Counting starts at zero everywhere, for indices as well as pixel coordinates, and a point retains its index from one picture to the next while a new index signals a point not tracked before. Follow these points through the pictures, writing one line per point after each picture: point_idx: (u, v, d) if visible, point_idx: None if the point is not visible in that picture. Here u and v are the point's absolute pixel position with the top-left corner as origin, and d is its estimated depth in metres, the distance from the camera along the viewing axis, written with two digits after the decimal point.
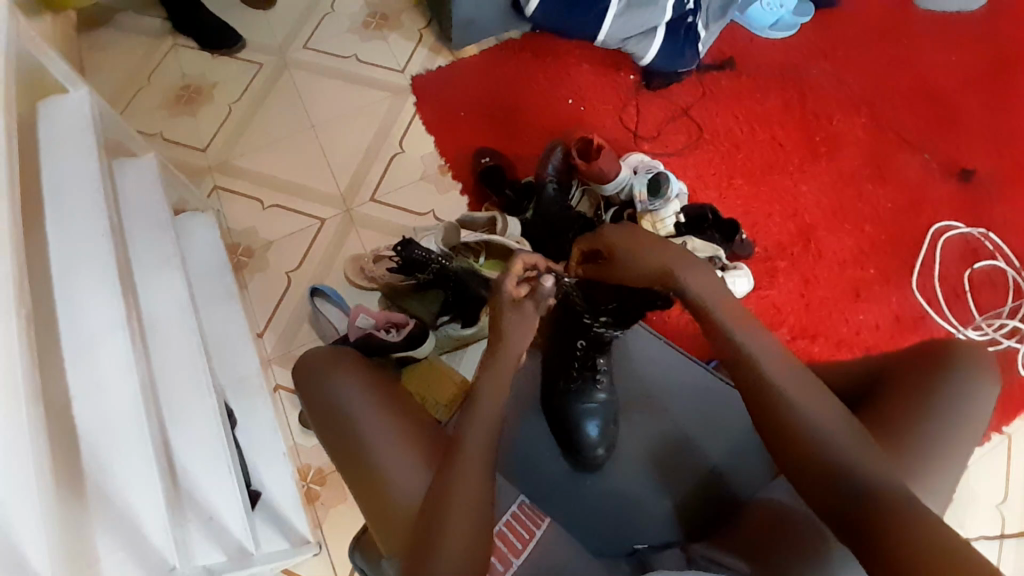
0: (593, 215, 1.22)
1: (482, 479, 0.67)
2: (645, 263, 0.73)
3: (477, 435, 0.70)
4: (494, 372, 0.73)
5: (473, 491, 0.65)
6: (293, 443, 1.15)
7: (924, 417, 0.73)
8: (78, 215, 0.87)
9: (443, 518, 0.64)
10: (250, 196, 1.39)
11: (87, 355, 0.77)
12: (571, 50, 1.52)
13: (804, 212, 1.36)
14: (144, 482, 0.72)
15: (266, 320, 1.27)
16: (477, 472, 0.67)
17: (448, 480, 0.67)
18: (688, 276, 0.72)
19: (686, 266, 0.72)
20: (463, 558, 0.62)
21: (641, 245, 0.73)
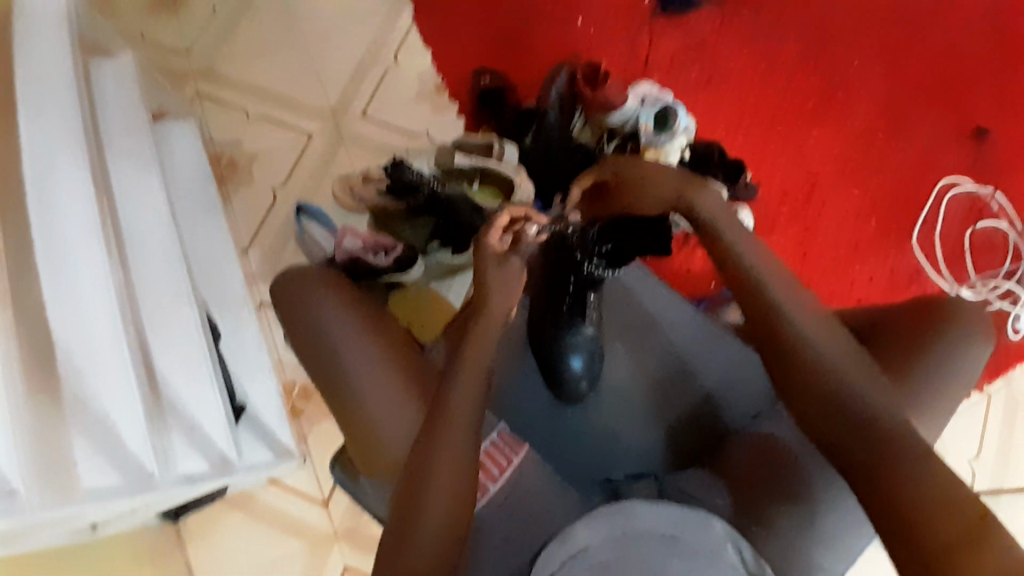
0: (595, 145, 1.15)
1: (468, 438, 0.65)
2: (654, 189, 0.74)
3: (465, 392, 0.67)
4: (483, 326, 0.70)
5: (459, 452, 0.63)
6: (278, 359, 1.15)
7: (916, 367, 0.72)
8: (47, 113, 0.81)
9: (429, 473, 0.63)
10: (235, 105, 1.32)
11: (64, 263, 0.74)
12: None
13: (811, 158, 1.32)
14: (121, 391, 0.72)
15: (252, 237, 1.24)
16: (463, 431, 0.65)
17: (434, 439, 0.64)
18: (696, 201, 0.73)
19: (697, 191, 0.73)
20: (446, 521, 0.62)
21: (647, 174, 0.76)
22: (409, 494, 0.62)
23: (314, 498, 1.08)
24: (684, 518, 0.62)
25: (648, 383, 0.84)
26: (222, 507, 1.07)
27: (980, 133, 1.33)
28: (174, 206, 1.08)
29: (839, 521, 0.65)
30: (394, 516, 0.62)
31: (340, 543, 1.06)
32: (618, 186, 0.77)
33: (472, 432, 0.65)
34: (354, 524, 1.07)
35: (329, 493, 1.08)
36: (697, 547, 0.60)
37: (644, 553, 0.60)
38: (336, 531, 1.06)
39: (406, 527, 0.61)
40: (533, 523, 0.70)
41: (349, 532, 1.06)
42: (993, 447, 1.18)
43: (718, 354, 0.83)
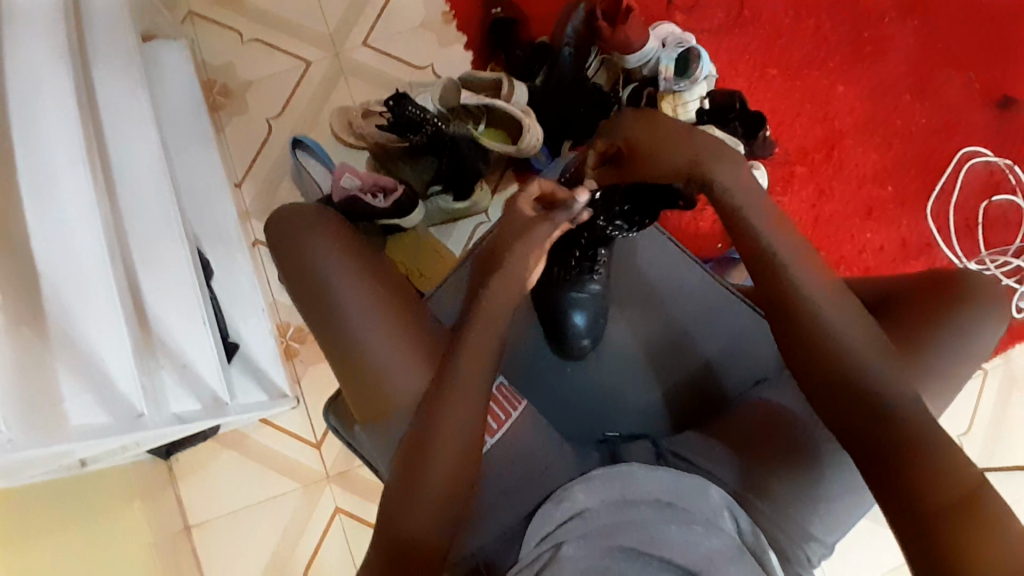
0: (610, 89, 1.12)
1: (475, 407, 0.67)
2: (671, 161, 0.67)
3: (474, 360, 0.68)
4: (498, 296, 0.70)
5: (467, 421, 0.65)
6: (272, 299, 1.13)
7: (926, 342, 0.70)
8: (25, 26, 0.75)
9: (440, 431, 0.65)
10: (228, 27, 1.24)
11: (47, 192, 0.70)
12: None
13: (834, 116, 1.26)
14: (112, 330, 0.70)
15: (245, 170, 1.19)
16: (472, 401, 0.67)
17: (442, 407, 0.66)
18: (718, 171, 0.66)
19: (719, 160, 0.66)
20: (452, 478, 0.64)
21: (663, 143, 0.68)
22: (416, 458, 0.64)
23: (308, 440, 1.08)
24: (683, 486, 0.64)
25: (651, 344, 0.82)
26: (215, 444, 1.07)
27: (1011, 98, 1.26)
28: (164, 134, 1.02)
29: (829, 496, 0.65)
30: (398, 476, 0.65)
31: (332, 485, 1.07)
32: (633, 154, 0.70)
33: (480, 401, 0.67)
34: (346, 467, 1.07)
35: (322, 436, 1.08)
36: (694, 513, 0.61)
37: (640, 516, 0.60)
38: (328, 473, 1.07)
39: (411, 490, 0.63)
40: (532, 480, 0.70)
41: (341, 474, 1.07)
42: (985, 422, 1.19)
43: (723, 320, 0.81)
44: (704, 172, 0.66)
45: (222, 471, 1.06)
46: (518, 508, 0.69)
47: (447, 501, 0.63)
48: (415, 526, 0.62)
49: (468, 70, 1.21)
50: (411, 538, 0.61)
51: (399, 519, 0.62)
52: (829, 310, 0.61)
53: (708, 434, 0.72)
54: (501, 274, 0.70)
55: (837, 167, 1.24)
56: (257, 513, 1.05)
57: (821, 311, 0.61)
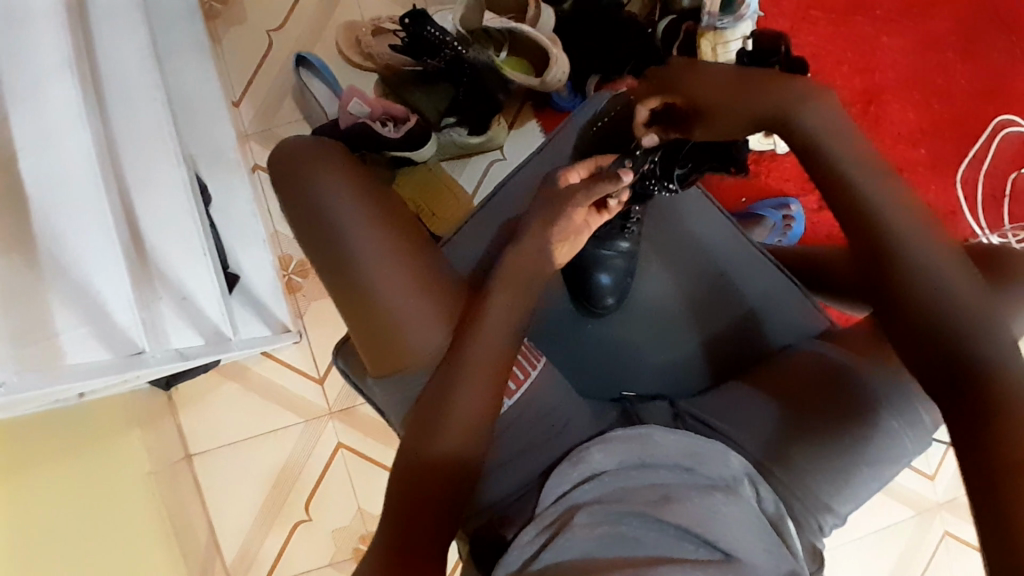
0: (645, 18, 1.03)
1: (502, 350, 0.67)
2: (742, 116, 0.62)
3: (503, 305, 0.68)
4: (532, 244, 0.69)
5: (493, 362, 0.65)
6: (274, 230, 1.08)
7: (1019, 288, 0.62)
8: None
9: (459, 380, 0.65)
10: None
11: (30, 98, 0.63)
12: None
13: (878, 68, 1.18)
14: (103, 257, 0.66)
15: (244, 88, 1.10)
16: (500, 343, 0.67)
17: (467, 345, 0.66)
18: (806, 117, 0.60)
19: (803, 105, 0.60)
20: (469, 426, 0.64)
21: (736, 90, 0.62)
22: (440, 394, 0.64)
23: (311, 376, 1.06)
24: (706, 450, 0.63)
25: (679, 302, 0.79)
26: (217, 376, 1.05)
27: None
28: (157, 40, 0.93)
29: (848, 473, 0.65)
30: (419, 409, 0.65)
31: (335, 422, 1.06)
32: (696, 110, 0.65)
33: (508, 347, 0.67)
34: (349, 405, 1.07)
35: (325, 373, 1.06)
36: (715, 478, 0.61)
37: (658, 481, 0.60)
38: (331, 410, 1.06)
39: (431, 424, 0.64)
40: (550, 437, 0.69)
41: (344, 411, 1.06)
42: None
43: (755, 277, 0.79)
44: (788, 119, 0.60)
45: (223, 402, 1.05)
46: (533, 464, 0.68)
47: (468, 438, 0.64)
48: (436, 457, 0.63)
49: None
50: (429, 468, 0.63)
51: (420, 451, 0.63)
52: (927, 268, 0.56)
53: (735, 398, 0.70)
54: (534, 225, 0.70)
55: (873, 123, 1.18)
56: (259, 445, 1.05)
57: (890, 267, 0.56)
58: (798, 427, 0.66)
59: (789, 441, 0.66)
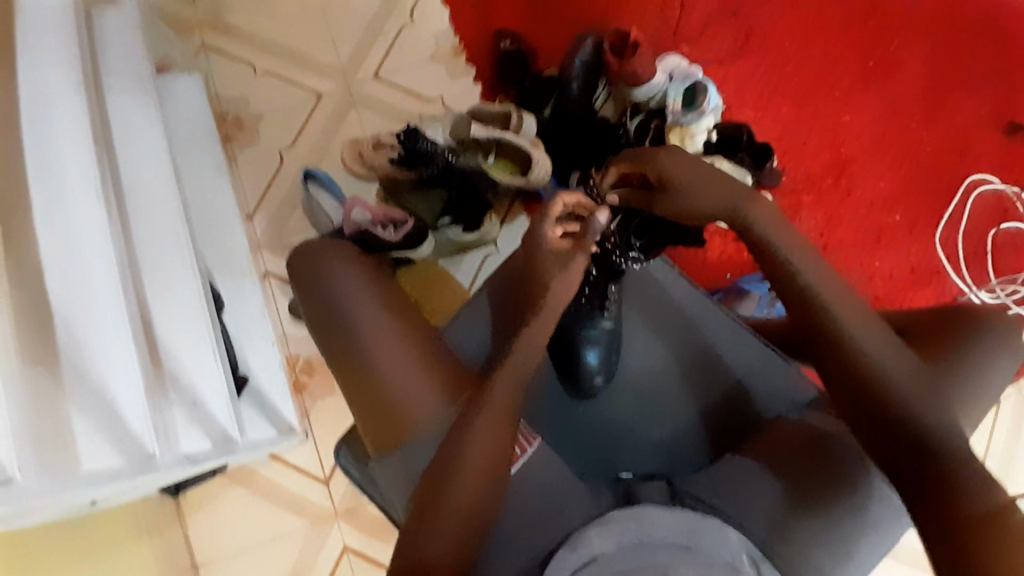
0: (618, 120, 1.11)
1: (502, 436, 0.70)
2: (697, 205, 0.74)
3: (504, 391, 0.72)
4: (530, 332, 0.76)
5: (495, 430, 0.70)
6: (282, 330, 1.13)
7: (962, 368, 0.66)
8: (41, 62, 0.77)
9: (464, 448, 0.68)
10: (242, 60, 1.26)
11: (61, 223, 0.71)
12: None
13: (842, 143, 1.26)
14: (124, 366, 0.70)
15: (257, 202, 1.20)
16: (502, 427, 0.70)
17: (469, 430, 0.69)
18: (755, 213, 0.71)
19: (752, 204, 0.71)
20: (476, 496, 0.67)
21: (702, 179, 0.73)
22: (446, 464, 0.68)
23: (315, 476, 1.07)
24: (700, 528, 0.63)
25: (667, 377, 0.81)
26: (225, 480, 1.06)
27: (1016, 125, 1.26)
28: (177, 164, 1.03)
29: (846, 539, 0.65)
30: (427, 482, 0.68)
31: (340, 522, 1.06)
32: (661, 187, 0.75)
33: (509, 431, 0.71)
34: (355, 503, 1.07)
35: (330, 472, 1.07)
36: (714, 559, 0.61)
37: (653, 562, 0.60)
38: (336, 509, 1.06)
39: (433, 509, 0.66)
40: (550, 518, 0.70)
41: (349, 510, 1.07)
42: (999, 454, 1.16)
43: (739, 346, 0.81)
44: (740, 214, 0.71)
45: (229, 507, 1.06)
46: (534, 550, 0.68)
47: (469, 523, 0.66)
48: (446, 527, 0.65)
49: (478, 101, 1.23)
50: (441, 540, 0.64)
51: (429, 525, 0.65)
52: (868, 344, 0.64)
53: (729, 470, 0.71)
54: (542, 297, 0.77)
55: (847, 195, 1.24)
56: (264, 550, 1.04)
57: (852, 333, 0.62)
58: (801, 498, 0.66)
59: (785, 513, 0.66)
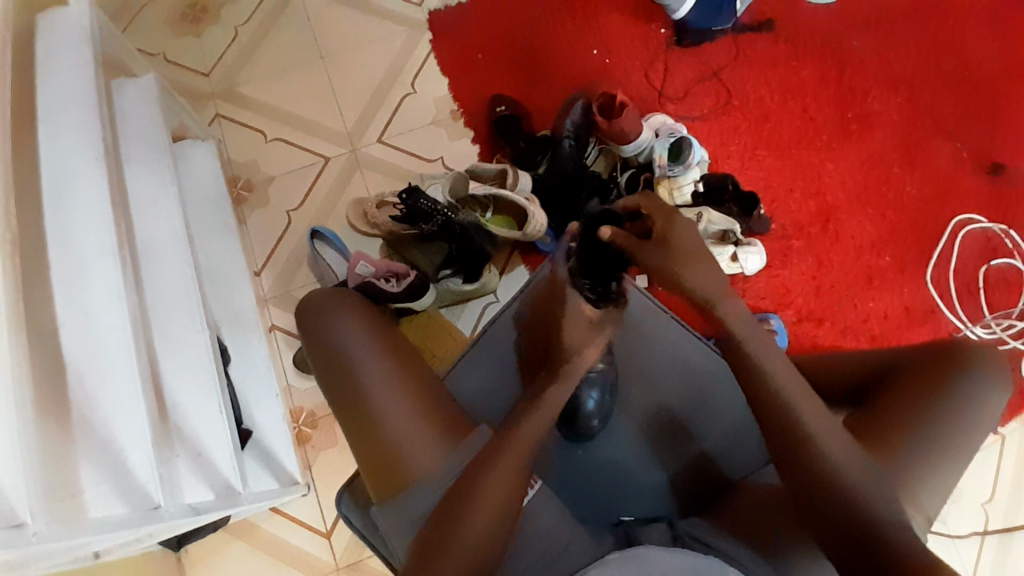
0: (609, 175, 1.19)
1: (517, 478, 0.71)
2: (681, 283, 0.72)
3: (525, 436, 0.72)
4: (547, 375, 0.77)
5: (507, 476, 0.70)
6: (286, 383, 1.15)
7: (923, 424, 0.70)
8: (64, 136, 0.83)
9: (475, 495, 0.69)
10: (254, 127, 1.34)
11: (78, 283, 0.75)
12: None
13: (825, 191, 1.31)
14: (132, 416, 0.72)
15: (265, 259, 1.24)
16: (516, 470, 0.71)
17: (484, 472, 0.70)
18: (727, 308, 0.72)
19: (732, 301, 0.72)
20: (485, 543, 0.67)
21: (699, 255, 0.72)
22: (455, 512, 0.69)
23: (317, 530, 1.07)
24: (699, 564, 0.63)
25: (664, 419, 0.82)
26: (226, 534, 1.06)
27: (995, 168, 1.30)
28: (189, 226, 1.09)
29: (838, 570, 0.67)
30: (434, 530, 0.69)
31: None
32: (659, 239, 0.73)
33: (522, 473, 0.71)
34: (356, 558, 1.06)
35: (332, 525, 1.07)
36: None
37: None
38: (338, 565, 1.05)
39: (442, 546, 0.67)
40: (552, 561, 0.71)
41: (351, 565, 1.05)
42: (1006, 493, 1.14)
43: (733, 385, 0.83)
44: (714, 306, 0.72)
45: (229, 563, 1.05)
46: None
47: (477, 561, 0.67)
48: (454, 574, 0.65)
49: (476, 161, 1.29)
50: None
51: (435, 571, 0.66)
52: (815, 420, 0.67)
53: (742, 504, 0.73)
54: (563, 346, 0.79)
55: (831, 239, 1.28)
56: None
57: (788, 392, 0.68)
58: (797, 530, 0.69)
59: (787, 542, 0.69)
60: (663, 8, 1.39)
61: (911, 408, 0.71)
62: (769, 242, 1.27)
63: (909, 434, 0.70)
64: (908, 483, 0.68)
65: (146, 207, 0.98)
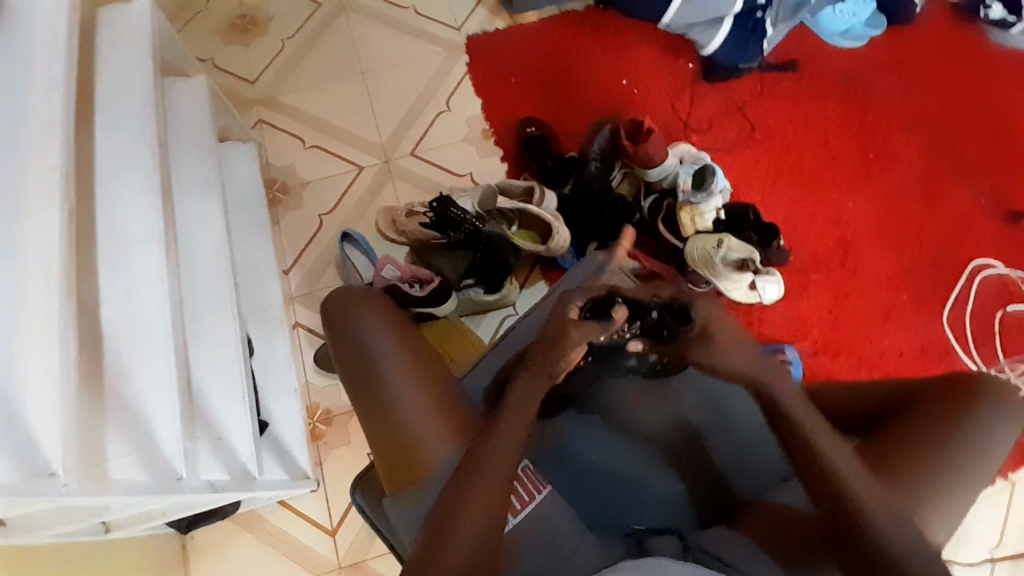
0: (633, 199, 1.23)
1: (504, 481, 0.71)
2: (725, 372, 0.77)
3: (510, 441, 0.73)
4: (531, 381, 0.79)
5: (495, 483, 0.70)
6: (305, 379, 1.17)
7: (946, 445, 0.71)
8: (118, 126, 0.88)
9: (464, 498, 0.69)
10: (294, 134, 1.39)
11: (120, 263, 0.78)
12: (632, 30, 1.47)
13: (844, 226, 1.33)
14: (162, 390, 0.74)
15: (294, 258, 1.28)
16: (503, 476, 0.71)
17: (475, 474, 0.71)
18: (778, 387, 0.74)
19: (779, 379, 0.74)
20: (472, 546, 0.67)
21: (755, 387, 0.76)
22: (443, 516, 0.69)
23: (322, 527, 1.08)
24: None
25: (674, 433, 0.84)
26: (234, 524, 1.07)
27: (1014, 215, 1.32)
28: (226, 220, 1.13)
29: None
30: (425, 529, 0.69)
31: None
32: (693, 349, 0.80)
33: (509, 479, 0.71)
34: (359, 558, 1.06)
35: (338, 523, 1.08)
36: None
37: None
38: (340, 564, 1.06)
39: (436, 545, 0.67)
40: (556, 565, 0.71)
41: (354, 565, 1.06)
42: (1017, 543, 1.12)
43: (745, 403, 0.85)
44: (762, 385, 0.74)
45: (233, 554, 1.06)
46: None
47: (472, 561, 0.66)
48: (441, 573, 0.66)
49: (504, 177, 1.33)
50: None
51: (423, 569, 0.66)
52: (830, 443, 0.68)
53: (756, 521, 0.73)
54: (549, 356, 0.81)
55: (851, 271, 1.29)
56: None
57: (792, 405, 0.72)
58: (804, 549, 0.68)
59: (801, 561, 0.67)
60: (692, 44, 1.44)
61: (922, 437, 0.72)
62: (786, 275, 1.29)
63: (923, 460, 0.70)
64: (930, 504, 0.68)
65: (188, 199, 1.02)
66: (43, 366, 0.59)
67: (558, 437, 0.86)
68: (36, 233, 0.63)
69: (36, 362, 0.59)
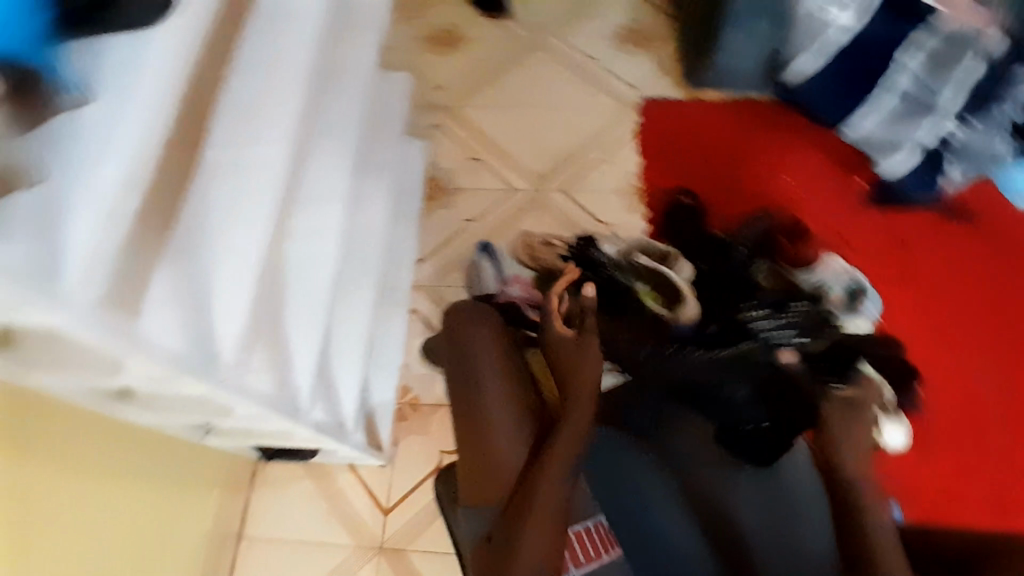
0: (779, 292, 1.13)
1: (554, 526, 0.76)
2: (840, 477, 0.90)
3: (550, 487, 0.77)
4: (567, 433, 0.81)
5: (538, 525, 0.75)
6: (405, 362, 1.23)
7: None
8: None
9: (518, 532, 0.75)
10: (462, 142, 1.49)
11: None
12: (810, 131, 1.45)
13: (983, 396, 1.24)
14: (309, 325, 0.75)
15: (432, 250, 1.37)
16: (546, 523, 0.75)
17: (525, 512, 0.76)
18: (875, 523, 0.84)
19: (877, 518, 0.85)
20: None
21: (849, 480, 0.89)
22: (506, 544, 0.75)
23: (378, 503, 1.12)
24: None
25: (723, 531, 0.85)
26: (304, 471, 1.14)
27: None
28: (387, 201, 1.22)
29: None
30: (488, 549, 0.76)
31: (381, 556, 1.08)
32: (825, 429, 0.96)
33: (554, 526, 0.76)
34: (402, 545, 1.09)
35: (392, 504, 1.11)
36: None
37: None
38: (383, 543, 1.09)
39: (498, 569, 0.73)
40: None
41: (395, 550, 1.08)
42: None
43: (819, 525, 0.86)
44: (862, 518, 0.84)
45: (293, 499, 1.12)
46: None
47: None
48: None
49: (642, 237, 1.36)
50: None
51: None
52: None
53: None
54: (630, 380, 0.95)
55: (973, 447, 1.21)
56: (307, 554, 1.08)
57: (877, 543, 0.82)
58: None
59: None
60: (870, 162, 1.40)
61: None
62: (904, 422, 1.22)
63: None
64: None
65: None
66: (242, 269, 0.59)
67: (617, 490, 0.88)
68: (265, 153, 0.60)
69: (232, 261, 0.58)
